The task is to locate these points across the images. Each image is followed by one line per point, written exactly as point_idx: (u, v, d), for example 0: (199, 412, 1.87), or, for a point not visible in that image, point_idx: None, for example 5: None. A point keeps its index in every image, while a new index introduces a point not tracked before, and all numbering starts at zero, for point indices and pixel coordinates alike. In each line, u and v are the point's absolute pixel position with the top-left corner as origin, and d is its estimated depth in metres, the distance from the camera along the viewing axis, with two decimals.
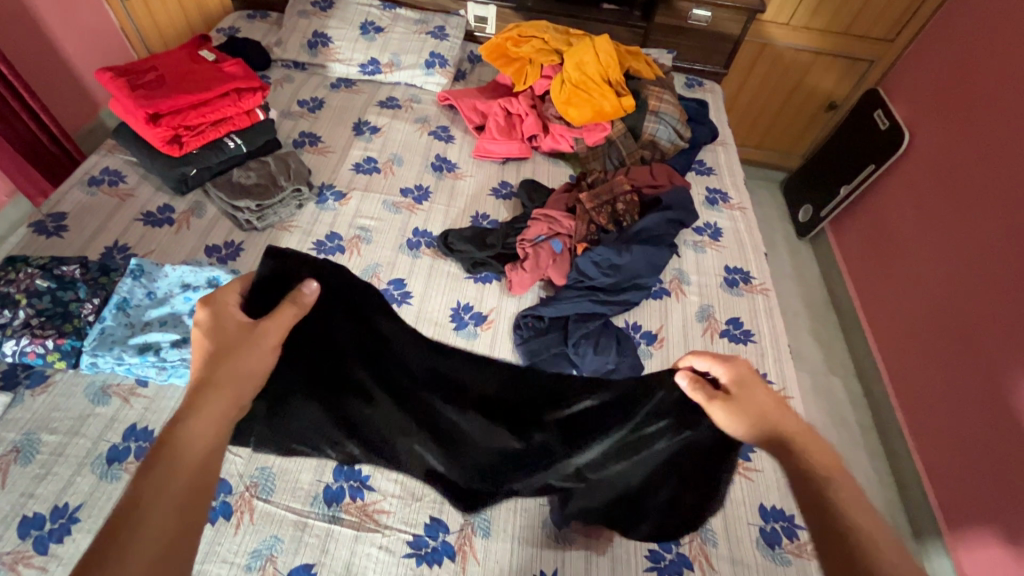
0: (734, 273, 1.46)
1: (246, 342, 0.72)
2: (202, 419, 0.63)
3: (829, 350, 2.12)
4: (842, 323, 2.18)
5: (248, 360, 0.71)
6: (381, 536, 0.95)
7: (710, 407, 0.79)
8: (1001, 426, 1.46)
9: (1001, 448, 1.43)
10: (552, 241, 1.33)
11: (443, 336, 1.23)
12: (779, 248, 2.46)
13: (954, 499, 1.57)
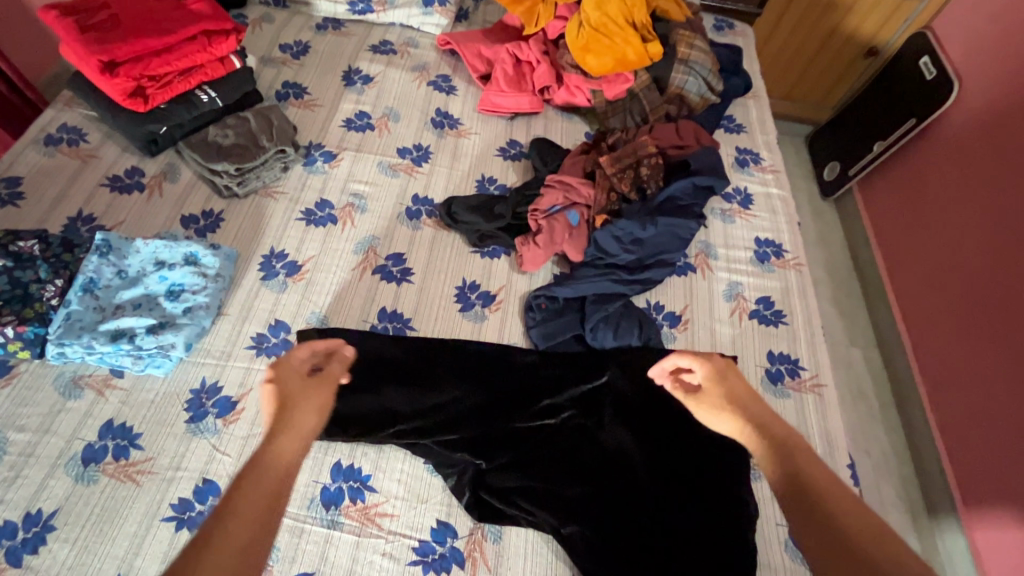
0: (766, 246, 1.33)
1: (311, 390, 0.74)
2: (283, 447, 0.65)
3: (851, 320, 2.02)
4: (865, 291, 2.08)
5: (310, 408, 0.72)
6: (384, 542, 0.88)
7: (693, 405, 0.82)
8: None
9: None
10: (567, 212, 1.18)
11: (448, 319, 1.12)
12: (802, 209, 2.32)
13: (975, 479, 1.52)
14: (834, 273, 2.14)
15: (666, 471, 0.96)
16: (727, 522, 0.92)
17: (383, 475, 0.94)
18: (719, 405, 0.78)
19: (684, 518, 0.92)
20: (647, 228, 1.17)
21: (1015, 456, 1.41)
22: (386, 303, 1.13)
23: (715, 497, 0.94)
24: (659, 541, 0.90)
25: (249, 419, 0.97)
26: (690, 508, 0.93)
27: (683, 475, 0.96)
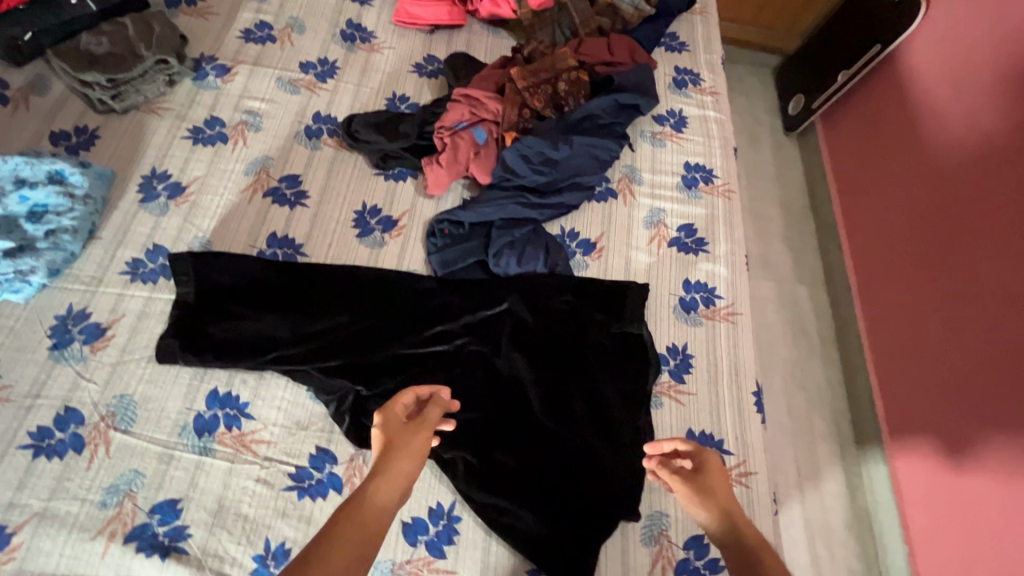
0: (695, 171, 1.26)
1: (414, 430, 0.72)
2: (380, 496, 0.64)
3: (800, 257, 1.98)
4: (817, 228, 2.02)
5: (410, 452, 0.69)
6: (258, 468, 0.85)
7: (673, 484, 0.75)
8: (968, 349, 1.34)
9: (967, 371, 1.33)
10: (474, 130, 1.10)
11: (344, 244, 1.06)
12: (762, 144, 2.22)
13: (902, 414, 1.51)
14: (787, 210, 2.08)
15: (559, 396, 0.94)
16: (612, 443, 0.92)
17: (262, 402, 0.90)
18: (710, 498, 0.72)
19: (574, 441, 0.91)
20: (560, 148, 1.09)
21: (949, 393, 1.37)
22: (276, 228, 1.05)
23: (603, 420, 0.93)
24: (545, 464, 0.89)
25: (119, 346, 0.91)
26: (580, 432, 0.92)
27: (576, 401, 0.94)
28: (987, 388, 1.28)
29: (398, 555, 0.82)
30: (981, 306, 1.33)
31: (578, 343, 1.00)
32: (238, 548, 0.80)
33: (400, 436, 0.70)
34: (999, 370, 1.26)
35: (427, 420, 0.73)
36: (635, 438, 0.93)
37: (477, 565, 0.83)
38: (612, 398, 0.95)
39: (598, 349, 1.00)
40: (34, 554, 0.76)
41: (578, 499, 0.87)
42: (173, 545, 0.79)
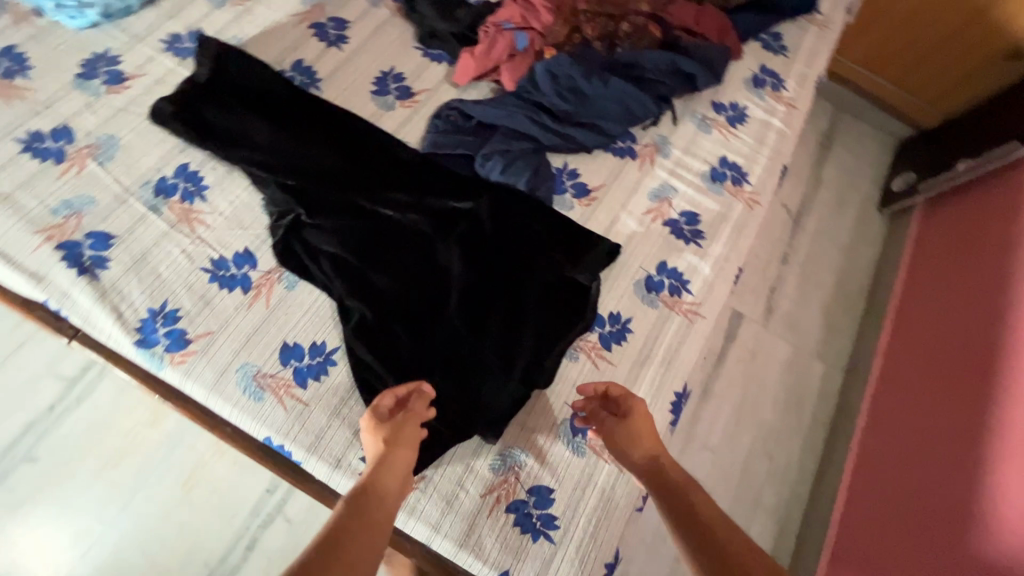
0: (728, 167, 1.17)
1: (403, 422, 0.78)
2: (385, 478, 0.71)
3: (829, 324, 1.67)
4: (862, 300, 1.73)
5: (405, 442, 0.76)
6: (188, 242, 0.91)
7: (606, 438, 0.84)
8: (950, 487, 1.10)
9: (936, 509, 1.09)
10: (518, 34, 1.10)
11: (356, 94, 1.08)
12: (848, 192, 1.88)
13: (851, 534, 1.27)
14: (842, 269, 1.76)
15: (479, 304, 0.93)
16: (507, 366, 0.90)
17: (220, 192, 0.95)
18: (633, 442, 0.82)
19: (472, 348, 0.90)
20: (591, 81, 1.07)
21: (905, 525, 1.13)
22: (305, 58, 1.09)
23: (510, 344, 0.91)
24: (435, 355, 0.89)
25: (129, 97, 0.99)
26: (482, 343, 0.90)
27: (493, 316, 0.92)
28: (948, 535, 1.04)
29: (266, 366, 0.86)
30: (984, 448, 1.09)
31: (523, 268, 0.97)
32: (140, 296, 0.86)
33: (395, 429, 0.76)
34: (971, 519, 1.02)
35: (416, 410, 0.80)
36: (533, 374, 0.91)
37: (328, 410, 0.85)
38: (529, 330, 0.93)
39: (539, 282, 0.97)
40: None
41: (449, 398, 0.87)
42: (91, 269, 0.86)
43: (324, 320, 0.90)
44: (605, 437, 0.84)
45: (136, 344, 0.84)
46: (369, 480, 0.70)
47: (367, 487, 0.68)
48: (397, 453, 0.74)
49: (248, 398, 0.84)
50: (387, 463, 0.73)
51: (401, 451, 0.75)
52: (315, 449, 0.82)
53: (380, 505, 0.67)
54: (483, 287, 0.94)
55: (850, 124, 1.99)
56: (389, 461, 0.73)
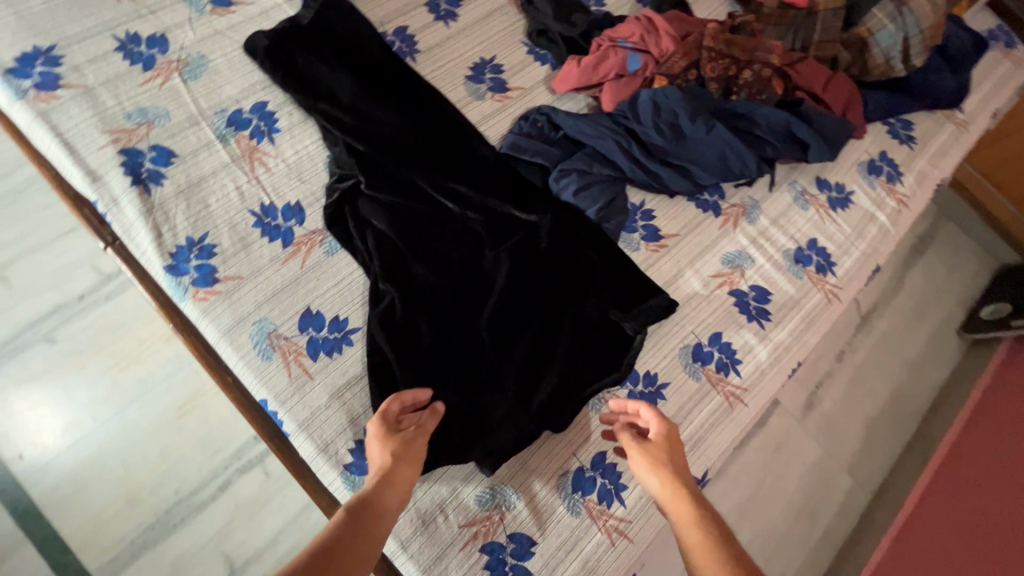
0: (815, 251, 1.07)
1: (410, 437, 0.72)
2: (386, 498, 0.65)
3: (874, 432, 1.46)
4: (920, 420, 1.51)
5: (411, 458, 0.70)
6: (245, 181, 0.89)
7: (631, 451, 0.74)
8: None
9: None
10: (631, 56, 1.02)
11: (450, 74, 1.03)
12: (934, 296, 1.67)
13: None
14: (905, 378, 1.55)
15: (513, 323, 0.87)
16: (523, 398, 0.83)
17: (288, 139, 0.93)
18: (659, 461, 0.71)
19: (493, 368, 0.84)
20: (696, 122, 0.98)
21: None
22: (410, 26, 1.05)
23: (533, 375, 0.85)
24: (452, 365, 0.83)
25: (230, 22, 0.98)
26: (503, 366, 0.84)
27: (523, 340, 0.86)
28: None
29: (283, 327, 0.82)
30: None
31: (568, 299, 0.90)
32: (183, 221, 0.84)
33: (403, 443, 0.71)
34: None
35: (427, 426, 0.74)
36: (549, 415, 0.84)
37: (331, 390, 0.80)
38: (557, 366, 0.86)
39: (582, 319, 0.90)
40: (60, 111, 0.86)
41: (454, 413, 0.81)
42: (145, 182, 0.85)
43: (352, 297, 0.86)
44: (632, 450, 0.74)
45: (166, 268, 0.82)
46: (366, 496, 0.64)
47: (364, 502, 0.63)
48: (403, 469, 0.69)
49: (256, 354, 0.80)
50: (389, 477, 0.67)
51: (405, 466, 0.69)
52: (306, 426, 0.78)
53: (374, 526, 0.62)
54: (520, 307, 0.88)
55: (957, 230, 1.79)
56: (392, 477, 0.67)
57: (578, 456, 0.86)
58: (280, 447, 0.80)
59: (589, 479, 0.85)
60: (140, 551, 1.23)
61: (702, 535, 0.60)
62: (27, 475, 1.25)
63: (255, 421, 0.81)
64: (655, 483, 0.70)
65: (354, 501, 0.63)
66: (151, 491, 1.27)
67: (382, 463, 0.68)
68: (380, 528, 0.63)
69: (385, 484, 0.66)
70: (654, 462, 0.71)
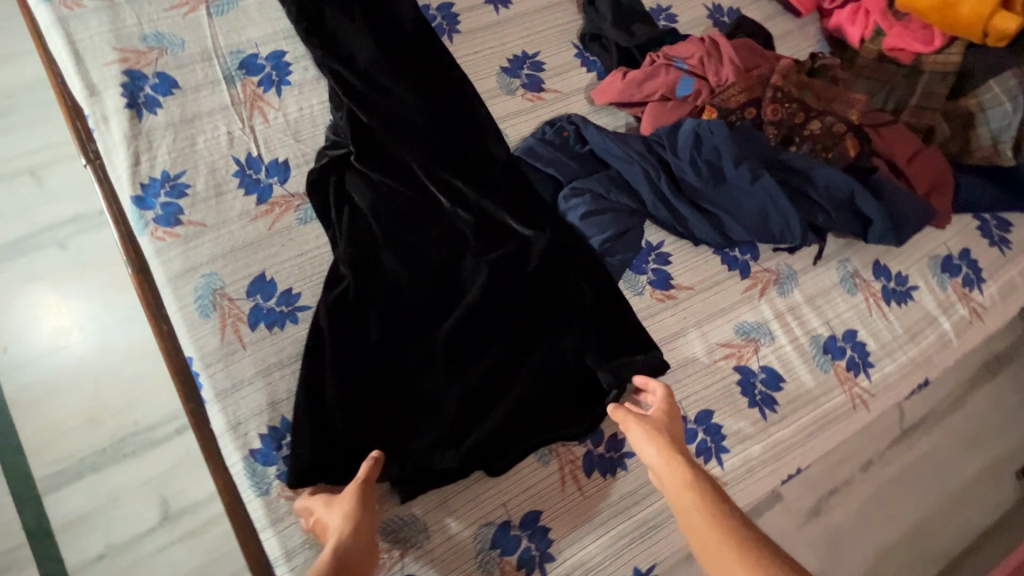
0: (851, 345, 0.91)
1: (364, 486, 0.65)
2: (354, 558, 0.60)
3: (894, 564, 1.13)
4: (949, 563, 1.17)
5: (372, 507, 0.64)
6: (238, 127, 0.84)
7: (630, 424, 0.69)
8: None
9: None
10: (684, 80, 0.92)
11: (484, 62, 0.95)
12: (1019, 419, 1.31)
13: None
14: (959, 510, 1.21)
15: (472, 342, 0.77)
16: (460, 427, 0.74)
17: (296, 94, 0.88)
18: (659, 434, 0.67)
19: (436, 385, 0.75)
20: (740, 166, 0.86)
21: None
22: (456, 4, 0.98)
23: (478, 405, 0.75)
24: (394, 371, 0.75)
25: None
26: (449, 386, 0.75)
27: (478, 364, 0.76)
28: None
29: (231, 286, 0.77)
30: None
31: (543, 330, 0.79)
32: (164, 154, 0.81)
33: (358, 494, 0.64)
34: None
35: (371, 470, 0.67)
36: (483, 453, 0.73)
37: (260, 365, 0.74)
38: (509, 401, 0.75)
39: (554, 358, 0.79)
40: (81, 21, 0.84)
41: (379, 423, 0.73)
42: (140, 107, 0.82)
43: (312, 272, 0.79)
44: (630, 423, 0.69)
45: (133, 198, 0.78)
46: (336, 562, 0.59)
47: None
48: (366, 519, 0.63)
49: (195, 308, 0.75)
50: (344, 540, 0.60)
51: (364, 518, 0.63)
52: (222, 397, 0.72)
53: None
54: (486, 327, 0.78)
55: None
56: (358, 527, 0.62)
57: (507, 509, 0.75)
58: (193, 411, 0.74)
59: (513, 537, 0.74)
60: (84, 472, 1.22)
61: (705, 509, 0.57)
62: (5, 368, 1.27)
63: (177, 376, 0.75)
64: (652, 453, 0.66)
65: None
66: (110, 416, 1.26)
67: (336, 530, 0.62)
68: None
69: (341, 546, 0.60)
70: (653, 432, 0.67)
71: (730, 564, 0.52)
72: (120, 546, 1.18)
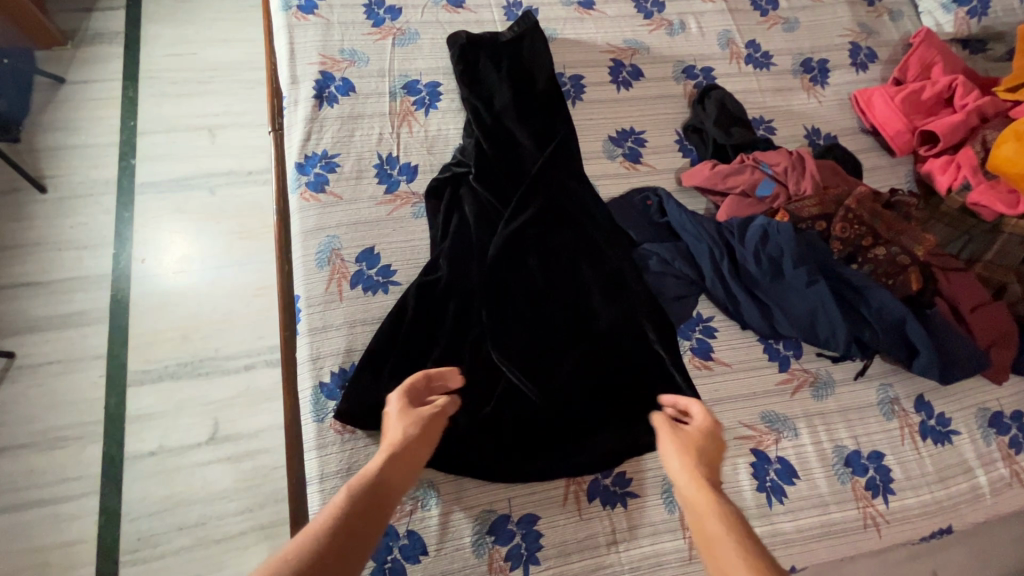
0: (875, 467, 0.92)
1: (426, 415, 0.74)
2: (398, 467, 0.67)
3: None
4: None
5: (425, 439, 0.72)
6: (389, 131, 1.04)
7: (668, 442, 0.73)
8: None
9: None
10: (766, 183, 1.02)
11: (596, 129, 1.11)
12: None
13: None
14: None
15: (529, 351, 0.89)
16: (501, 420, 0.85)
17: (439, 117, 1.07)
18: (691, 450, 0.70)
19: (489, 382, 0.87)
20: (798, 269, 0.94)
21: None
22: (587, 77, 1.16)
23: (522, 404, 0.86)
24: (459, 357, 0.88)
25: (452, 18, 1.17)
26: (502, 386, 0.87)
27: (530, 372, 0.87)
28: None
29: (345, 250, 0.94)
30: None
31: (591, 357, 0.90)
32: (328, 137, 1.02)
33: (417, 420, 0.73)
34: None
35: (446, 408, 0.76)
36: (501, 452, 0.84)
37: (348, 317, 0.89)
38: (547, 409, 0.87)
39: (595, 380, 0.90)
40: (301, 29, 1.09)
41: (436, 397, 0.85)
42: (323, 99, 1.04)
43: (410, 258, 0.95)
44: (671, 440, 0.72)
45: (297, 163, 0.99)
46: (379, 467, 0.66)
47: (372, 480, 0.64)
48: (419, 446, 0.70)
49: (314, 259, 0.92)
50: (404, 449, 0.68)
51: (416, 442, 0.70)
52: (313, 333, 0.87)
53: (380, 503, 0.62)
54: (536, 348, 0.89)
55: None
56: (409, 446, 0.69)
57: (509, 504, 0.83)
58: (286, 337, 0.89)
59: (508, 531, 0.81)
60: (165, 377, 1.42)
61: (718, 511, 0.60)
62: (138, 275, 1.51)
63: (283, 307, 0.92)
64: (677, 467, 0.69)
65: (359, 479, 0.63)
66: (201, 338, 1.46)
67: (396, 439, 0.70)
68: (391, 503, 0.64)
69: (397, 456, 0.67)
70: (684, 447, 0.71)
71: (727, 552, 0.55)
72: (171, 450, 1.35)
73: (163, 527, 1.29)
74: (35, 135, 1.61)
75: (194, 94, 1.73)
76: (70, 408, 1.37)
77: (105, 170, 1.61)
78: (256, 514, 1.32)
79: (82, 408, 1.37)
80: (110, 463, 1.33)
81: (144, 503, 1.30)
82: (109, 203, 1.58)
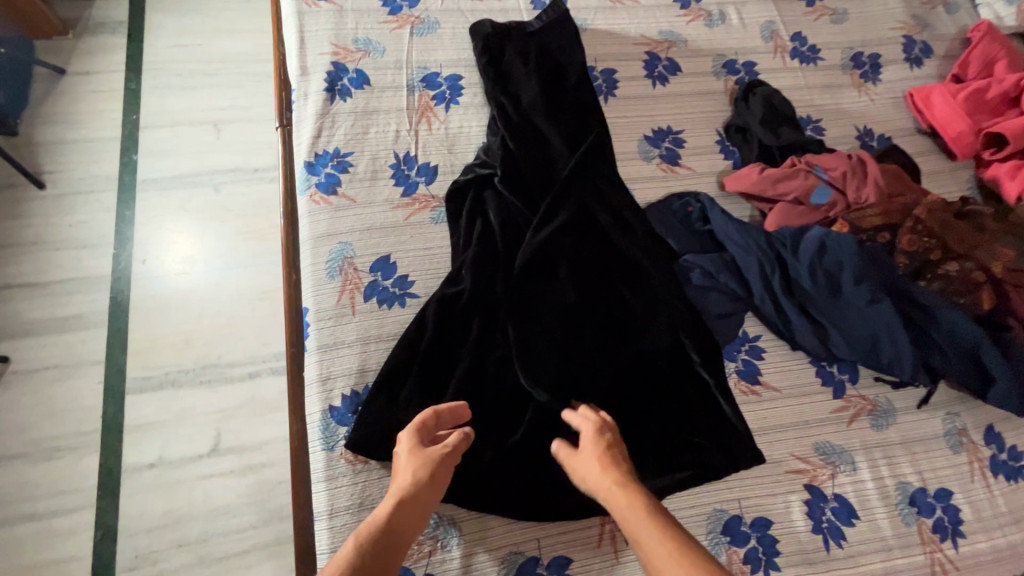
0: (943, 507, 0.82)
1: (435, 456, 0.67)
2: (401, 521, 0.62)
3: None
4: None
5: (434, 483, 0.66)
6: (406, 128, 0.96)
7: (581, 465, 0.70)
8: None
9: None
10: (821, 189, 0.93)
11: (631, 128, 1.02)
12: None
13: None
14: None
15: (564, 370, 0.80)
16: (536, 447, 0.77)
17: (460, 113, 0.99)
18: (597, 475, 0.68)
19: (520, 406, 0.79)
20: (860, 286, 0.85)
21: None
22: (620, 71, 1.07)
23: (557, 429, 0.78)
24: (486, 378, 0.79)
25: (475, 6, 1.08)
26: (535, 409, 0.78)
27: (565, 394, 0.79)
28: None
29: (359, 259, 0.85)
30: None
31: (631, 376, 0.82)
32: (341, 134, 0.93)
33: (427, 462, 0.66)
34: None
35: (458, 447, 0.69)
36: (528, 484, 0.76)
37: (362, 333, 0.81)
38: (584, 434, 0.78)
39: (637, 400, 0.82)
40: (311, 16, 1.01)
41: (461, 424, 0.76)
42: (335, 93, 0.96)
43: (431, 268, 0.87)
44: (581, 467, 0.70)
45: (307, 162, 0.91)
46: (382, 520, 0.62)
47: (381, 533, 0.60)
48: (425, 494, 0.65)
49: (324, 268, 0.84)
50: (408, 498, 0.64)
51: (422, 491, 0.65)
52: (323, 351, 0.79)
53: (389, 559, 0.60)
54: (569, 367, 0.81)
55: None
56: (413, 496, 0.64)
57: (539, 545, 0.74)
58: (293, 354, 0.81)
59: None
60: (165, 385, 1.34)
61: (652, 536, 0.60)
62: (138, 276, 1.44)
63: (290, 320, 0.84)
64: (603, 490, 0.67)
65: (367, 529, 0.60)
66: (203, 344, 1.39)
67: (403, 485, 0.65)
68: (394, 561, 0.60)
69: (399, 507, 0.63)
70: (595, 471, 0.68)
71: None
72: (171, 462, 1.28)
73: (162, 544, 1.21)
74: (34, 129, 1.54)
75: (200, 87, 1.65)
76: (65, 417, 1.29)
77: (106, 165, 1.54)
78: (259, 532, 1.25)
79: (78, 417, 1.30)
80: (106, 476, 1.25)
81: (141, 519, 1.23)
82: (109, 200, 1.50)
